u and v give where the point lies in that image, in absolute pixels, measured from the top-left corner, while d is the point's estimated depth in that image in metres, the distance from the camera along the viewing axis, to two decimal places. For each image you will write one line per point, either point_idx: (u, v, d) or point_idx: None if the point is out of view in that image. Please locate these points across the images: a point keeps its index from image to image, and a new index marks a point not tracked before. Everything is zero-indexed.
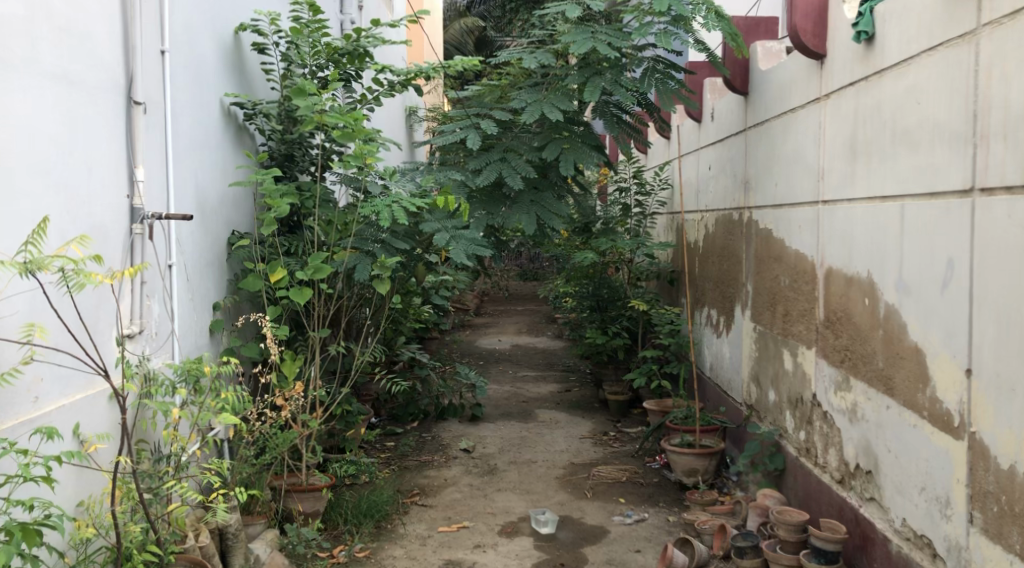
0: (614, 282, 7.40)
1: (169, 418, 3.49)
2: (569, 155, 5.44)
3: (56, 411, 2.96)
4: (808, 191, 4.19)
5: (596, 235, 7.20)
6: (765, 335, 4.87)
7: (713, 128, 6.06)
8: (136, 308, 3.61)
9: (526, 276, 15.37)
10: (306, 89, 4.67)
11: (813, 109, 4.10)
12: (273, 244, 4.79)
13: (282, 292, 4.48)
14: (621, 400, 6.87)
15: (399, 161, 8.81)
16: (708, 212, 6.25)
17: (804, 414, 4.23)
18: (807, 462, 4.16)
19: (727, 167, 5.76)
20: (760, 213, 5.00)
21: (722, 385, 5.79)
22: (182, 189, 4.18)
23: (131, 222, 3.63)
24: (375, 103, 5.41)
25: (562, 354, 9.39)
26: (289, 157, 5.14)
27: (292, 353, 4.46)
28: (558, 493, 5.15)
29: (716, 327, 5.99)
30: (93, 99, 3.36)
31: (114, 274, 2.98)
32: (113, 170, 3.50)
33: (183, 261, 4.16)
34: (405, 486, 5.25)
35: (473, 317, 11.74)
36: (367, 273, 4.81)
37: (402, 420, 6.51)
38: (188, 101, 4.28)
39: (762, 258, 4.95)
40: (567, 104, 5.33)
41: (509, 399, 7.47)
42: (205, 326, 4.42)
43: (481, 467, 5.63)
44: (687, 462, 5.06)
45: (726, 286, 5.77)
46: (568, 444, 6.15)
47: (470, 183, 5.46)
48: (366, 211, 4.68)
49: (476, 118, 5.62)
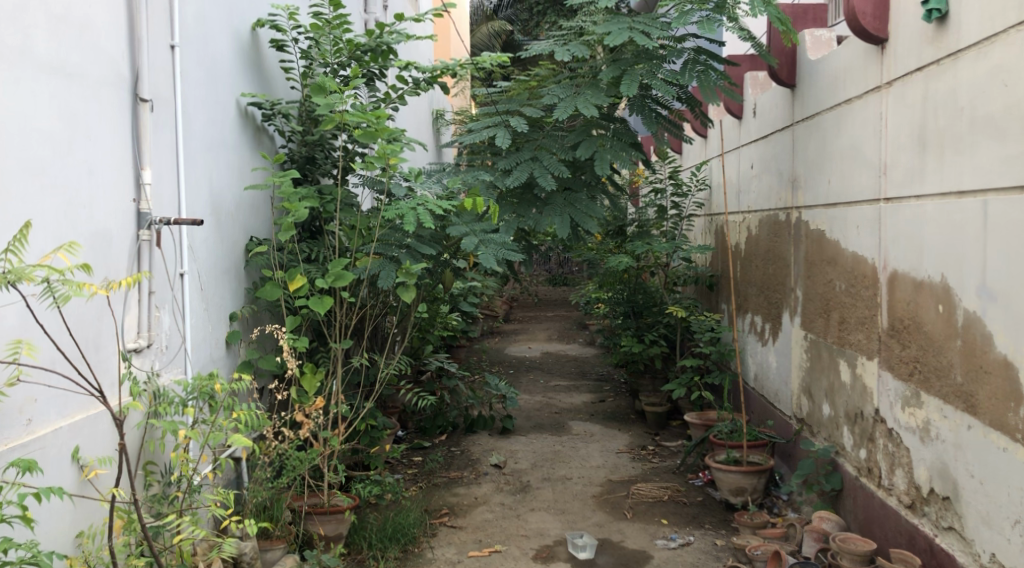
0: (650, 287, 7.08)
1: (179, 440, 3.26)
2: (604, 153, 5.13)
3: (53, 434, 2.73)
4: (867, 188, 3.86)
5: (630, 239, 6.89)
6: (818, 344, 4.54)
7: (755, 124, 5.75)
8: (143, 320, 3.37)
9: (556, 282, 15.12)
10: (327, 87, 4.43)
11: (873, 98, 3.78)
12: (293, 250, 4.53)
13: (301, 302, 4.22)
14: (659, 411, 6.53)
15: (425, 162, 8.59)
16: (751, 214, 5.92)
17: (865, 430, 3.89)
18: (869, 482, 3.82)
19: (771, 165, 5.44)
20: (810, 213, 4.68)
21: (768, 396, 5.46)
22: (195, 193, 3.93)
23: (138, 228, 3.38)
24: (400, 102, 5.15)
25: (594, 361, 9.09)
26: (310, 159, 4.89)
27: (312, 366, 4.20)
28: (596, 513, 4.85)
29: (761, 335, 5.65)
30: (93, 94, 3.10)
31: (109, 284, 2.73)
32: (118, 171, 3.26)
33: (197, 269, 3.93)
34: (433, 505, 4.97)
35: (502, 323, 11.43)
36: (391, 280, 4.54)
37: (431, 433, 6.24)
38: (202, 99, 4.04)
39: (814, 262, 4.62)
40: (601, 99, 5.00)
41: (541, 410, 7.16)
42: (221, 337, 4.19)
43: (513, 484, 5.33)
44: (733, 481, 4.72)
45: (772, 291, 5.44)
46: (604, 459, 5.84)
47: (500, 184, 5.17)
48: (389, 215, 4.42)
49: (506, 116, 5.33)
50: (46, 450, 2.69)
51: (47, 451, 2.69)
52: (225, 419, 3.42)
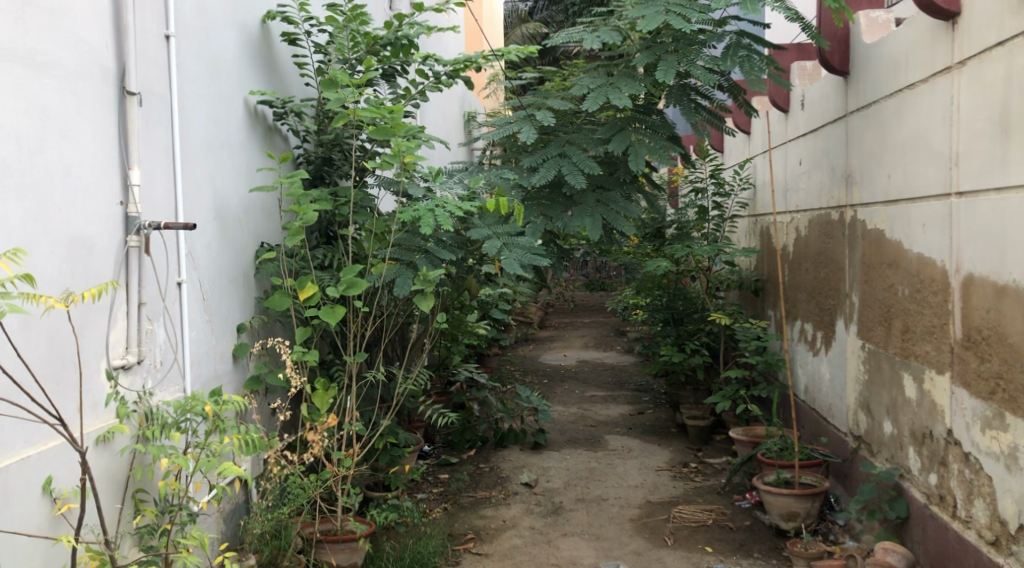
0: (690, 292, 6.71)
1: (169, 467, 2.97)
2: (640, 148, 4.75)
3: (17, 465, 2.49)
4: (936, 181, 3.45)
5: (670, 242, 6.52)
6: (878, 355, 4.12)
7: (804, 116, 5.33)
8: (133, 334, 3.09)
9: (594, 287, 14.73)
10: (339, 80, 4.14)
11: (943, 81, 3.38)
12: (305, 256, 4.23)
13: (311, 312, 3.89)
14: (702, 425, 6.12)
15: (455, 144, 8.43)
16: (800, 213, 5.49)
17: (935, 453, 3.47)
18: (941, 512, 3.40)
19: (822, 160, 5.01)
20: (868, 212, 4.26)
21: (821, 411, 5.05)
22: (196, 196, 3.64)
23: (125, 233, 3.09)
24: (422, 99, 4.81)
25: (633, 371, 8.69)
26: (327, 161, 4.60)
27: (323, 382, 3.88)
28: (634, 539, 4.47)
29: (812, 344, 5.23)
30: (70, 86, 2.83)
31: (67, 295, 2.44)
32: (102, 171, 2.97)
33: (199, 277, 3.65)
34: (458, 529, 4.63)
35: (537, 330, 11.07)
36: (408, 288, 4.19)
37: (458, 448, 5.91)
38: (204, 96, 3.76)
39: (872, 265, 4.20)
40: (637, 88, 4.63)
41: (576, 423, 6.79)
42: (227, 350, 3.90)
43: (544, 506, 4.97)
44: (785, 504, 4.31)
45: (824, 296, 5.02)
46: (642, 477, 5.45)
47: (525, 183, 4.83)
48: (405, 217, 4.10)
49: (532, 109, 5.00)
50: (9, 486, 2.46)
51: (10, 486, 2.46)
52: (221, 442, 3.11)
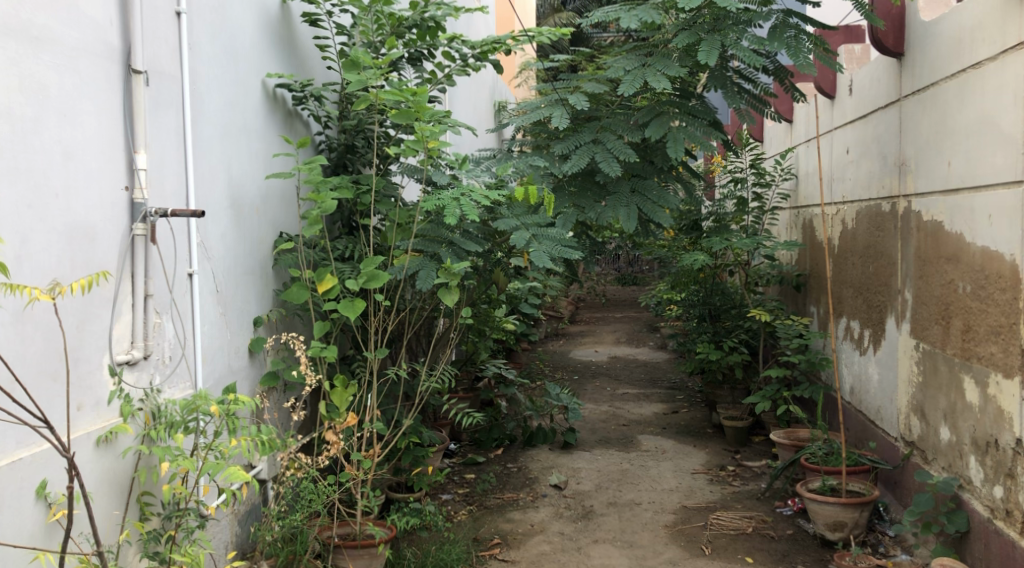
0: (727, 287, 6.50)
1: (174, 469, 2.79)
2: (679, 134, 4.50)
3: (8, 469, 2.31)
4: (1006, 169, 3.18)
5: (707, 235, 6.24)
6: (934, 355, 3.84)
7: (852, 102, 5.03)
8: (138, 328, 2.91)
9: (626, 282, 14.45)
10: (361, 61, 3.93)
11: (1016, 59, 3.11)
12: (325, 247, 4.03)
13: (330, 305, 3.69)
14: (740, 426, 5.85)
15: (484, 131, 8.23)
16: (847, 204, 5.20)
17: (1001, 464, 3.21)
18: (1009, 528, 3.14)
19: (872, 147, 4.73)
20: (924, 202, 3.98)
21: (868, 413, 4.77)
22: (209, 183, 3.46)
23: (131, 221, 2.90)
24: (449, 83, 4.58)
25: (666, 368, 8.42)
26: (350, 148, 4.40)
27: (342, 380, 3.67)
28: (669, 547, 4.24)
29: (860, 342, 4.95)
30: (72, 64, 2.64)
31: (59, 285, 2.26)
32: (106, 154, 2.79)
33: (212, 267, 3.46)
34: (484, 533, 4.42)
35: (567, 325, 10.84)
36: (431, 280, 3.98)
37: (485, 447, 5.70)
38: (219, 78, 3.57)
39: (928, 259, 3.93)
40: (677, 70, 4.37)
41: (607, 422, 6.54)
42: (244, 345, 3.72)
43: (574, 509, 4.74)
44: (831, 514, 4.05)
45: (873, 292, 4.73)
46: (678, 481, 5.21)
47: (556, 171, 4.59)
48: (428, 206, 3.89)
49: (565, 93, 4.78)
50: None
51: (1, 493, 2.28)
52: (231, 443, 2.90)
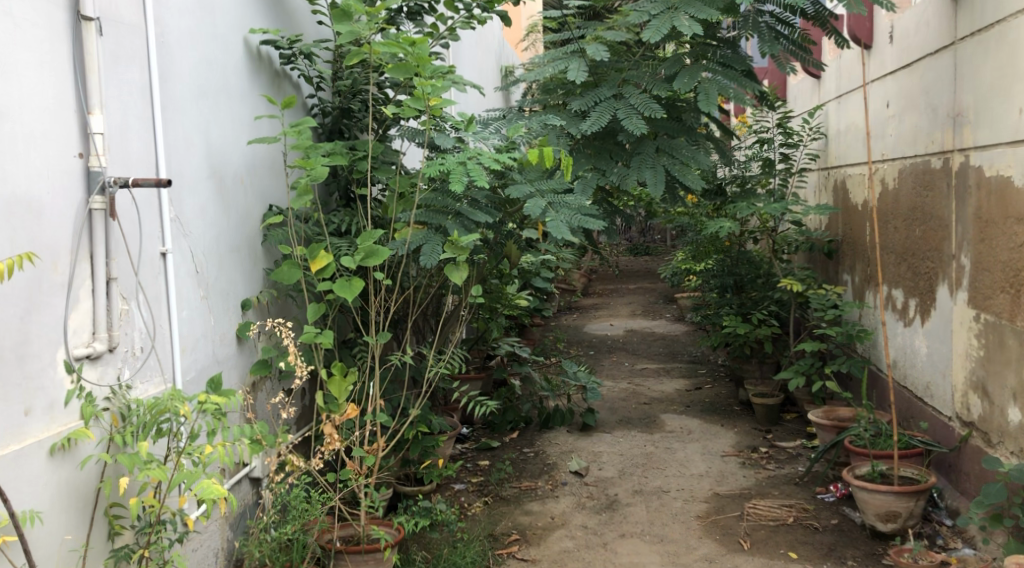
0: (755, 255, 6.09)
1: (145, 480, 2.42)
2: (710, 86, 4.09)
3: None
4: None
5: (732, 199, 5.81)
6: (1000, 327, 3.44)
7: (895, 50, 4.57)
8: (102, 316, 2.53)
9: (638, 252, 14.04)
10: (353, 10, 3.50)
11: None
12: (319, 220, 3.64)
13: (324, 285, 3.29)
14: (771, 404, 5.46)
15: (490, 88, 7.80)
16: (888, 162, 4.76)
17: None
18: None
19: (919, 98, 4.28)
20: (987, 155, 3.55)
21: (916, 391, 4.38)
22: (183, 149, 3.06)
23: (87, 193, 2.51)
24: (453, 37, 4.14)
25: (686, 341, 8.03)
26: (346, 111, 3.99)
27: (341, 368, 3.28)
28: (703, 542, 3.86)
29: (905, 313, 4.54)
30: (2, 6, 2.24)
31: None
32: (52, 115, 2.39)
33: (189, 244, 3.07)
34: (501, 527, 4.06)
35: (580, 298, 10.45)
36: (436, 256, 3.58)
37: (500, 430, 5.35)
38: (192, 30, 3.16)
39: (991, 219, 3.51)
40: (708, 13, 3.92)
41: (628, 401, 6.16)
42: (230, 330, 3.34)
43: (598, 499, 4.38)
44: (883, 503, 3.67)
45: (921, 257, 4.31)
46: (707, 465, 4.83)
47: (573, 130, 4.18)
48: (431, 172, 3.48)
49: (582, 44, 4.38)
50: None
51: None
52: (211, 448, 2.52)
